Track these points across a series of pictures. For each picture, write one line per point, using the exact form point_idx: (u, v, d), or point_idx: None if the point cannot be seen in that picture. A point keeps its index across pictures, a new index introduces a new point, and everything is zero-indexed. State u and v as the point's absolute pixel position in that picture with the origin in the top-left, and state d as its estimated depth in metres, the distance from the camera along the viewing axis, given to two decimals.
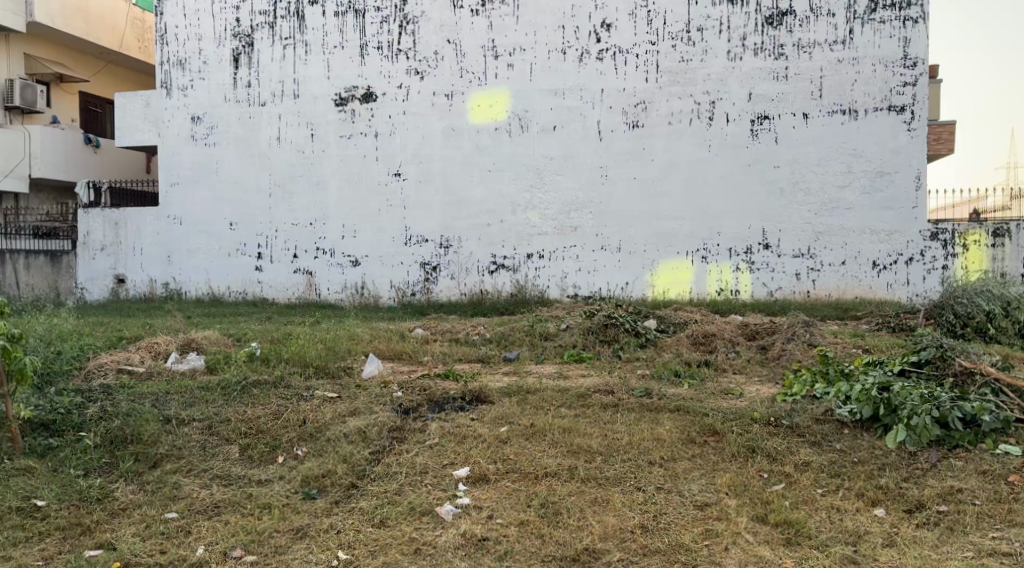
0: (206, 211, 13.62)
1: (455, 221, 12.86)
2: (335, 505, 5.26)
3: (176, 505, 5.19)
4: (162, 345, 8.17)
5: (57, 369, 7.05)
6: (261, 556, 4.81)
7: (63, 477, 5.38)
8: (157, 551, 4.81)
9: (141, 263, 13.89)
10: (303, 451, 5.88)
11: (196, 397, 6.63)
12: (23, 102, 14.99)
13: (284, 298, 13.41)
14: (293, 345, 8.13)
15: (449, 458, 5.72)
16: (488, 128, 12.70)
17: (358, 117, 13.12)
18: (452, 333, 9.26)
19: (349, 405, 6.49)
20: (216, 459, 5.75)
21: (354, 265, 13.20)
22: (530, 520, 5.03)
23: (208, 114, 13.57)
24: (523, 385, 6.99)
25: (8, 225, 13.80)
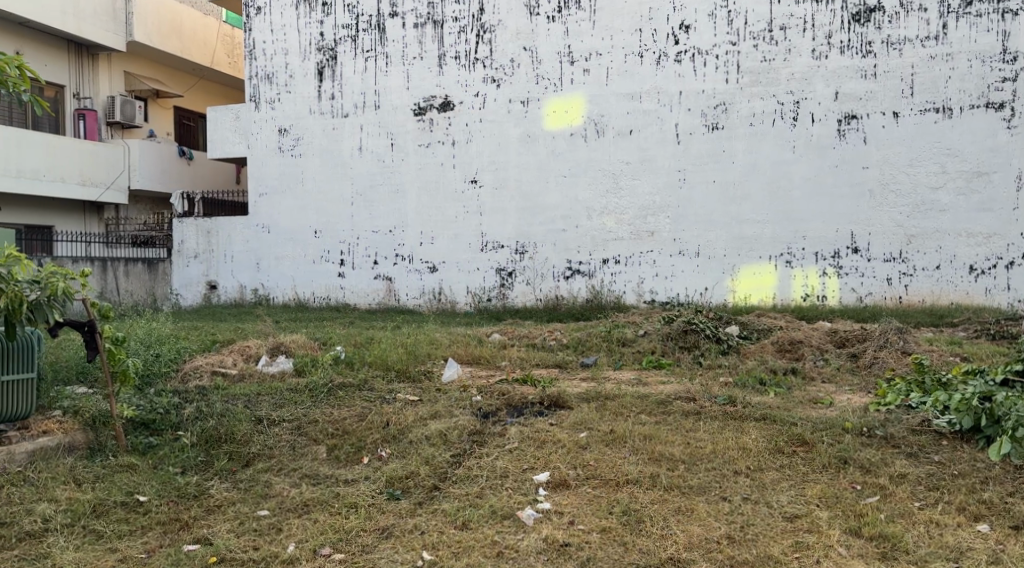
0: (291, 219, 14.00)
1: (532, 226, 12.88)
2: (418, 506, 5.32)
3: (267, 503, 5.34)
4: (253, 348, 8.47)
5: (156, 371, 7.35)
6: (349, 554, 4.84)
7: (163, 474, 5.57)
8: (251, 547, 4.88)
9: (230, 270, 14.39)
10: (387, 452, 5.98)
11: (286, 398, 6.84)
12: (123, 117, 15.66)
13: (365, 303, 13.67)
14: (376, 349, 8.31)
15: (529, 462, 5.74)
16: (564, 134, 12.70)
17: (436, 126, 13.31)
18: (529, 338, 9.29)
19: (430, 408, 6.59)
20: (305, 459, 5.91)
21: (432, 271, 13.37)
22: (612, 527, 4.97)
23: (293, 126, 13.98)
24: (601, 391, 6.96)
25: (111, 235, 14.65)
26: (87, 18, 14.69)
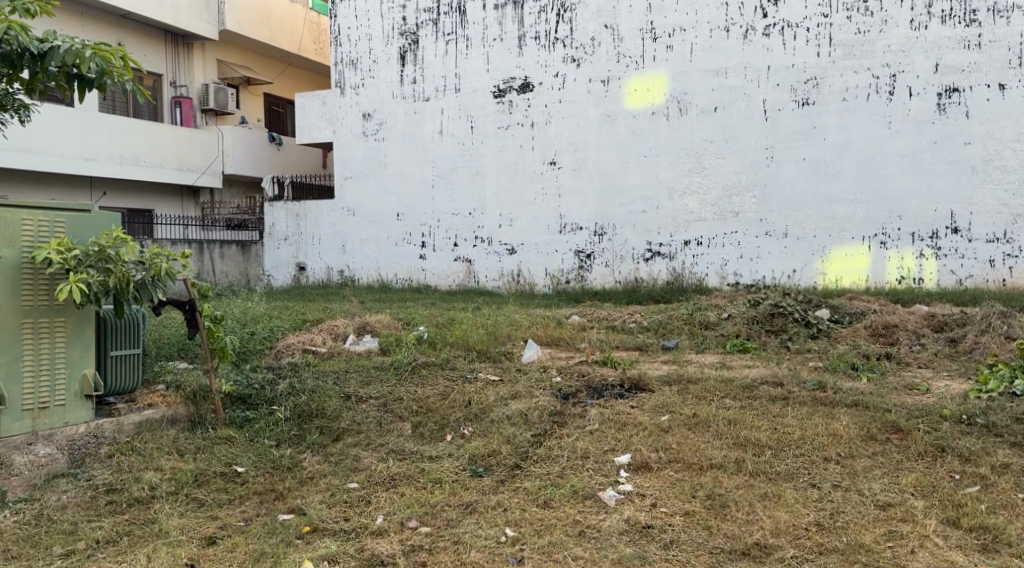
0: (374, 202, 14.31)
1: (610, 208, 12.81)
2: (501, 484, 5.39)
3: (356, 476, 5.49)
4: (342, 328, 8.70)
5: (251, 348, 7.64)
6: (434, 527, 4.92)
7: (260, 447, 5.80)
8: (342, 518, 5.01)
9: (318, 252, 14.80)
10: (469, 431, 6.07)
11: (372, 376, 7.03)
12: (217, 104, 16.18)
13: (445, 285, 13.85)
14: (458, 329, 8.43)
15: (610, 444, 5.75)
16: (646, 112, 12.55)
17: (515, 108, 13.33)
18: (609, 320, 9.27)
19: (511, 388, 6.66)
20: (391, 435, 6.06)
21: (511, 253, 13.45)
22: (696, 511, 4.93)
23: (377, 110, 14.25)
24: (683, 374, 6.91)
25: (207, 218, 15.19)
26: (183, 9, 15.21)
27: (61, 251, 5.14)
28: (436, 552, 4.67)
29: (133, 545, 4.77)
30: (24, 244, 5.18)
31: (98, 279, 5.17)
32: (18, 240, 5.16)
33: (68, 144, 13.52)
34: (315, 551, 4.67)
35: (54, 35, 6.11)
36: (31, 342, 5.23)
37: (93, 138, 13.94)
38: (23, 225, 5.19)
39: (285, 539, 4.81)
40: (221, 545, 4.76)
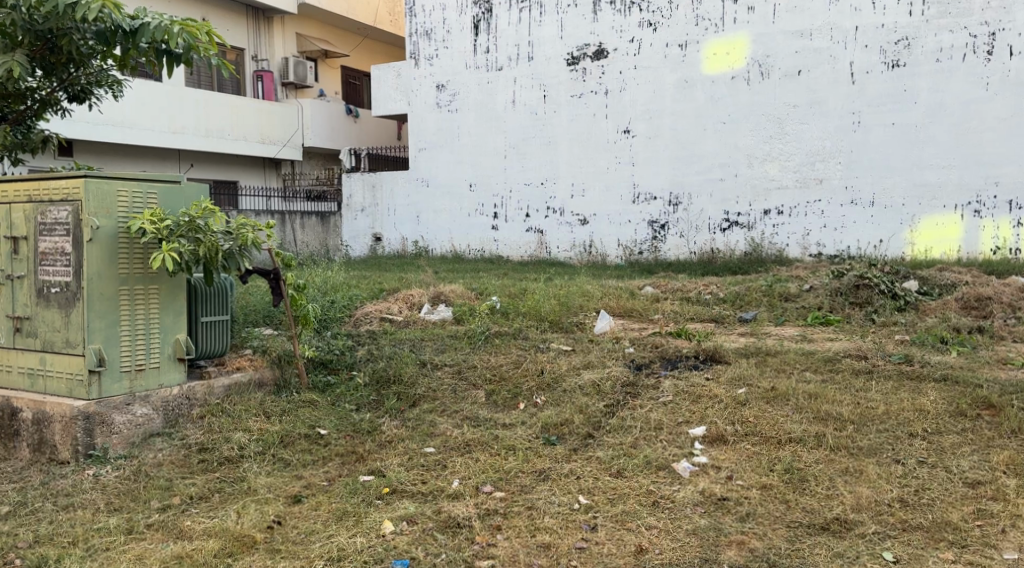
0: (448, 173, 14.49)
1: (686, 176, 12.62)
2: (574, 452, 5.43)
3: (433, 441, 5.61)
4: (416, 297, 8.83)
5: (332, 316, 7.84)
6: (510, 492, 4.99)
7: (341, 410, 5.99)
8: (419, 481, 5.12)
9: (394, 223, 15.10)
10: (542, 400, 6.13)
11: (447, 344, 7.15)
12: (296, 77, 16.49)
13: (518, 256, 13.99)
14: (531, 299, 8.46)
15: (685, 416, 5.73)
16: (725, 77, 12.28)
17: (589, 76, 13.23)
18: (683, 291, 9.17)
19: (584, 358, 6.69)
20: (466, 402, 6.17)
21: (583, 224, 13.45)
22: (774, 485, 4.88)
23: (450, 81, 14.40)
24: (761, 347, 6.81)
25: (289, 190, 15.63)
26: None
27: (154, 221, 5.33)
28: (511, 517, 4.73)
29: (224, 501, 4.96)
30: (119, 215, 5.38)
31: (189, 249, 5.35)
32: (114, 210, 5.36)
33: (157, 117, 13.93)
34: (395, 512, 4.77)
35: (145, 12, 6.31)
36: (128, 308, 5.45)
37: (181, 111, 14.33)
38: (119, 196, 5.38)
39: (366, 499, 4.93)
40: (305, 504, 4.92)
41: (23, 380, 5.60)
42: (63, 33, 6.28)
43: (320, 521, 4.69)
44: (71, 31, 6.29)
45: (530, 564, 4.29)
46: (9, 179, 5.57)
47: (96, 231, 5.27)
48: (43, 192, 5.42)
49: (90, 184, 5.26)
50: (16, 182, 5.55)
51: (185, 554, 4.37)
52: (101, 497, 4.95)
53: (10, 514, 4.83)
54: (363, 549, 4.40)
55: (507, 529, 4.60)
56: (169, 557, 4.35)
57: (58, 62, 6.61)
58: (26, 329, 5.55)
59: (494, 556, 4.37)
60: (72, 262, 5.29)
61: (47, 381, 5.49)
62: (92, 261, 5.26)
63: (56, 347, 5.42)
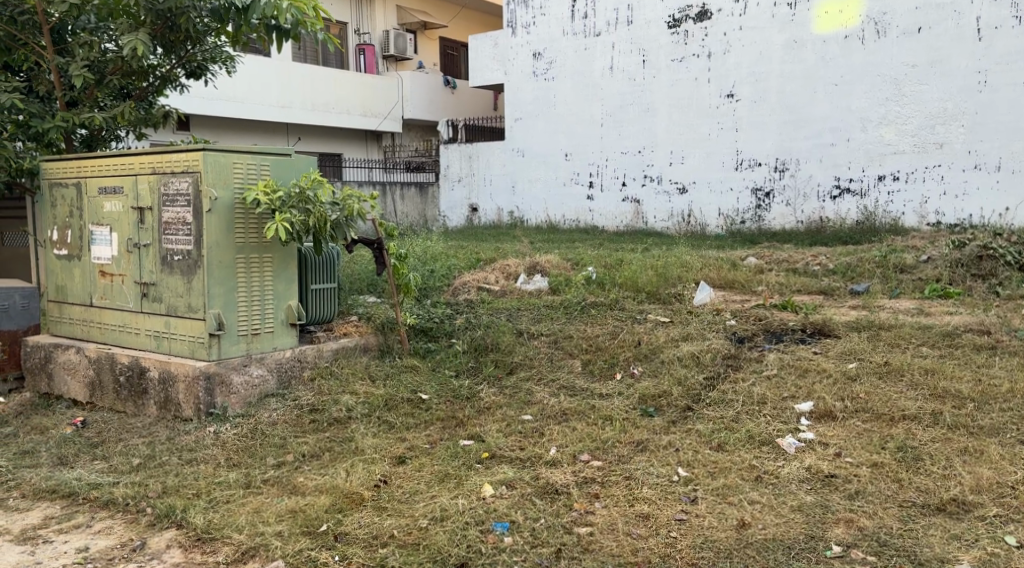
0: (545, 143, 14.73)
1: (794, 142, 12.16)
2: (672, 424, 5.40)
3: (530, 409, 5.67)
4: (513, 267, 8.86)
5: (431, 285, 7.98)
6: (606, 462, 5.00)
7: (441, 376, 6.13)
8: (518, 447, 5.18)
9: (490, 194, 15.62)
10: (639, 370, 6.11)
11: (543, 314, 7.18)
12: (396, 50, 16.79)
13: (613, 226, 14.00)
14: (627, 270, 8.35)
15: (790, 391, 5.60)
16: (837, 36, 11.67)
17: (691, 38, 12.96)
18: (789, 262, 8.91)
19: (683, 330, 6.59)
20: (562, 370, 6.22)
21: (682, 192, 13.26)
22: (885, 463, 4.73)
23: (547, 49, 14.56)
24: (873, 320, 6.57)
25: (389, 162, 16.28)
26: None
27: (267, 192, 5.52)
28: (608, 485, 4.73)
29: (334, 460, 5.14)
30: (235, 186, 5.59)
31: (300, 219, 5.51)
32: (231, 181, 5.56)
33: (267, 93, 14.38)
34: (494, 476, 4.84)
35: None
36: (244, 276, 5.69)
37: (288, 86, 14.76)
38: (234, 168, 5.59)
39: (467, 463, 5.03)
40: (409, 465, 5.04)
41: (150, 341, 5.90)
42: (181, 11, 6.58)
43: (423, 482, 4.81)
44: (189, 10, 6.58)
45: (629, 534, 4.27)
46: (133, 151, 5.84)
47: (214, 202, 5.48)
48: (165, 164, 5.67)
49: (208, 157, 5.46)
50: (141, 154, 5.81)
51: (298, 509, 4.55)
52: (221, 452, 5.19)
53: (140, 467, 5.12)
54: (465, 510, 4.47)
55: (605, 498, 4.60)
56: (284, 511, 4.54)
57: (176, 40, 6.90)
58: (152, 294, 5.85)
59: (592, 523, 4.37)
60: (192, 230, 5.53)
61: (171, 342, 5.77)
62: (210, 230, 5.49)
63: (179, 311, 5.69)
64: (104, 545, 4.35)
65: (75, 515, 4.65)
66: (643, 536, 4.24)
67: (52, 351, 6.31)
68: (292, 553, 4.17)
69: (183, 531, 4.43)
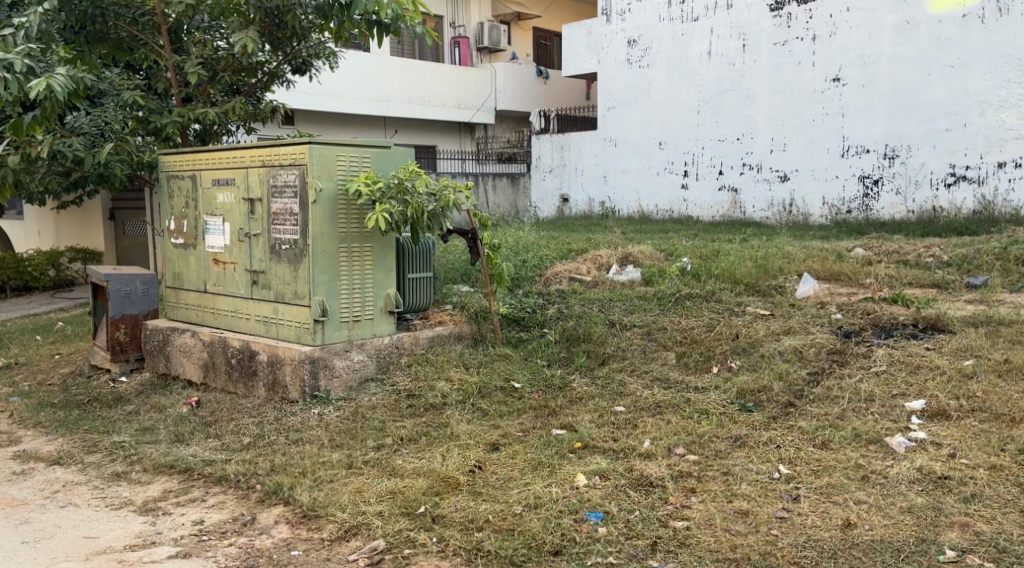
0: (639, 131, 14.58)
1: (906, 127, 11.59)
2: (773, 420, 5.27)
3: (623, 400, 5.63)
4: (604, 258, 8.78)
5: (523, 276, 8.01)
6: (702, 456, 4.92)
7: (533, 365, 6.16)
8: (610, 439, 5.15)
9: (581, 184, 15.61)
10: (737, 364, 6.00)
11: (636, 305, 7.10)
12: (490, 42, 16.93)
13: (709, 216, 13.75)
14: (724, 261, 8.15)
15: (900, 388, 5.39)
16: (954, 16, 11.02)
17: (794, 21, 12.59)
18: (900, 254, 8.54)
19: (784, 324, 6.41)
20: (656, 363, 6.15)
21: (783, 181, 12.90)
22: (1005, 465, 4.51)
23: (642, 36, 14.45)
24: (993, 315, 6.24)
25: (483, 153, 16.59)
26: None
27: (368, 183, 5.63)
28: (705, 480, 4.65)
29: (430, 444, 5.21)
30: (338, 178, 5.74)
31: (399, 210, 5.60)
32: (334, 173, 5.71)
33: (365, 87, 14.79)
34: (587, 466, 4.82)
35: None
36: (346, 265, 5.85)
37: (385, 80, 15.13)
38: (338, 160, 5.73)
39: (559, 452, 5.02)
40: (503, 451, 5.07)
41: (259, 327, 6.11)
42: (287, 8, 6.75)
43: (516, 469, 4.83)
44: (294, 7, 6.76)
45: (727, 530, 4.19)
46: (244, 145, 6.05)
47: (319, 193, 5.64)
48: (274, 157, 5.85)
49: (314, 150, 5.61)
50: (251, 148, 6.02)
51: (397, 490, 4.64)
52: (325, 433, 5.34)
53: (250, 445, 5.31)
54: (558, 499, 4.47)
55: (701, 492, 4.53)
56: (383, 492, 4.63)
57: (282, 36, 7.13)
58: (261, 282, 6.05)
59: (688, 517, 4.30)
60: (299, 221, 5.70)
61: (279, 328, 5.97)
62: (315, 221, 5.65)
63: (287, 298, 5.87)
64: (217, 519, 4.53)
65: (190, 489, 4.87)
66: (742, 533, 4.15)
67: (169, 334, 6.59)
68: (391, 533, 4.26)
69: (291, 507, 4.59)
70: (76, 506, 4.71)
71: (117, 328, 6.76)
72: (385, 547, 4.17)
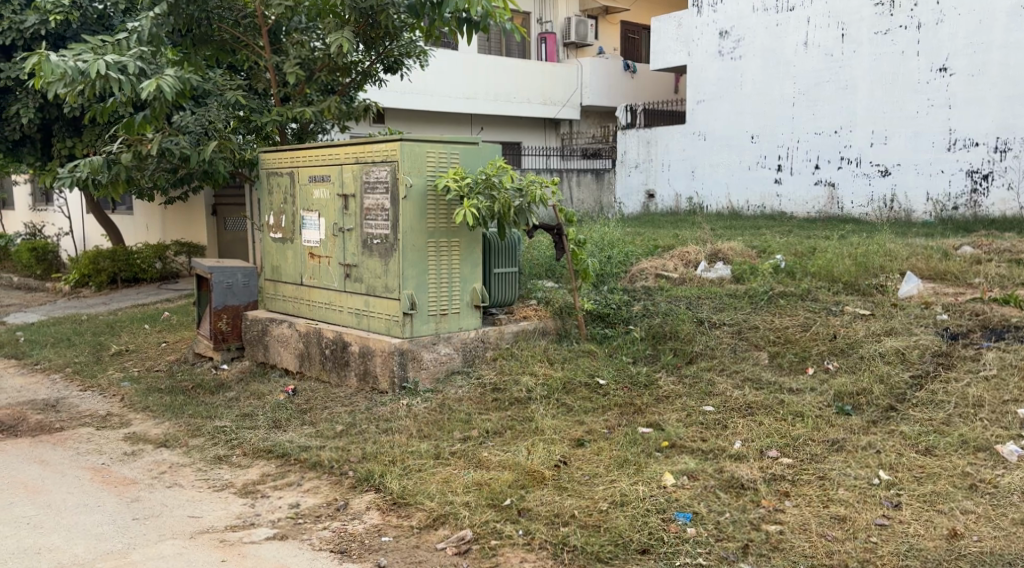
0: (730, 124, 14.30)
1: (1019, 119, 11.00)
2: (872, 424, 5.10)
3: (712, 400, 5.52)
4: (693, 254, 8.61)
5: (609, 272, 7.95)
6: (797, 459, 4.78)
7: (619, 362, 6.11)
8: (699, 438, 5.06)
9: (668, 179, 15.40)
10: (835, 366, 5.80)
11: (726, 302, 6.96)
12: (577, 36, 16.88)
13: (804, 212, 13.39)
14: (820, 259, 7.90)
15: (1011, 394, 5.13)
16: None
17: (897, 9, 12.12)
18: (1011, 253, 8.11)
19: (885, 324, 6.18)
20: (747, 362, 6.00)
21: (884, 175, 12.43)
22: None
23: (735, 27, 14.17)
24: None
25: (566, 149, 16.91)
26: None
27: (456, 179, 5.68)
28: (800, 484, 4.52)
29: (515, 438, 5.22)
30: (429, 173, 5.80)
31: (486, 206, 5.63)
32: (425, 169, 5.78)
33: (454, 86, 15.00)
34: (675, 466, 4.75)
35: None
36: (434, 261, 5.92)
37: (474, 78, 15.30)
38: (428, 157, 5.80)
39: (646, 450, 4.96)
40: (588, 448, 5.04)
41: (351, 319, 6.23)
42: (381, 8, 6.92)
43: (602, 466, 4.79)
44: (388, 7, 6.91)
45: (823, 535, 4.06)
46: (339, 142, 6.18)
47: (410, 189, 5.72)
48: (367, 154, 5.95)
49: (405, 146, 5.69)
50: (345, 145, 6.14)
51: (483, 482, 4.66)
52: (414, 424, 5.40)
53: (343, 433, 5.42)
54: (645, 497, 4.41)
55: (795, 496, 4.40)
56: (470, 483, 4.66)
57: (375, 36, 7.29)
58: (354, 275, 6.17)
59: (782, 521, 4.19)
60: (390, 217, 5.80)
61: (370, 320, 6.08)
62: (406, 216, 5.74)
63: (377, 291, 5.98)
64: (312, 503, 4.64)
65: (287, 474, 5.00)
66: (838, 539, 4.02)
67: (268, 324, 6.78)
68: (478, 524, 4.28)
69: (381, 495, 4.66)
70: (181, 487, 4.89)
71: (219, 318, 6.99)
72: (472, 537, 4.19)
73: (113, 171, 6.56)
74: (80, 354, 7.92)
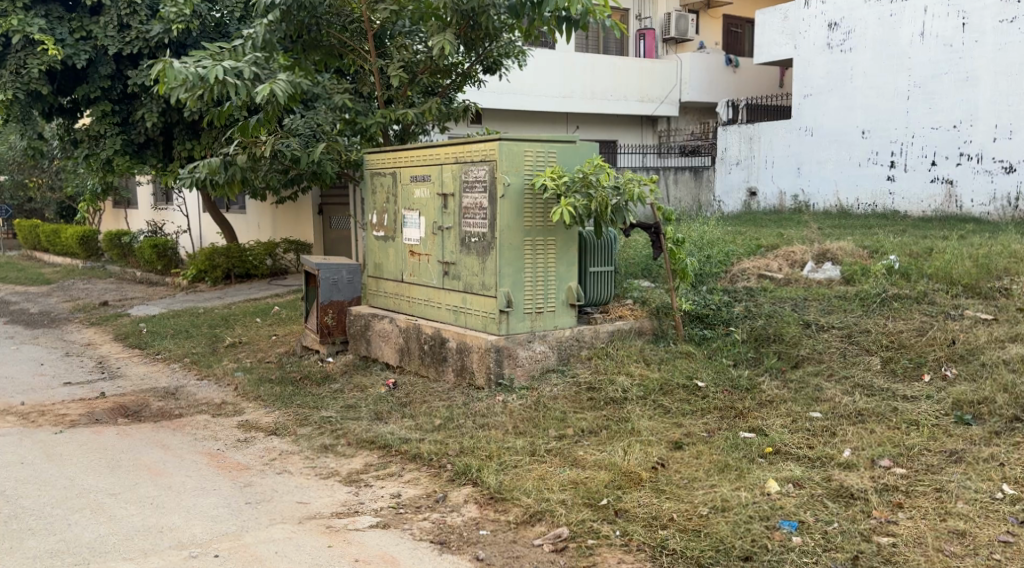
0: (840, 120, 13.83)
1: None
2: (995, 435, 4.82)
3: (820, 406, 5.33)
4: (799, 254, 8.35)
5: (709, 272, 7.80)
6: (911, 470, 4.57)
7: (719, 364, 5.97)
8: (805, 445, 4.90)
9: (772, 176, 15.01)
10: (953, 373, 5.53)
11: (834, 304, 6.73)
12: (677, 32, 16.66)
13: (918, 210, 12.82)
14: (939, 259, 7.52)
15: None
16: None
17: None
18: None
19: (1010, 329, 5.85)
20: (858, 367, 5.78)
21: (1008, 172, 11.77)
22: None
23: (845, 18, 13.70)
24: None
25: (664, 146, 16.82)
26: None
27: (554, 177, 5.67)
28: (914, 496, 4.32)
29: (612, 438, 5.16)
30: (526, 172, 5.82)
31: (583, 204, 5.59)
32: (522, 168, 5.79)
33: (551, 85, 15.06)
34: (779, 473, 4.61)
35: None
36: (530, 258, 5.93)
37: (571, 76, 15.32)
38: (526, 156, 5.81)
39: (749, 455, 4.84)
40: (687, 451, 4.95)
41: (450, 315, 6.30)
42: (483, 10, 6.96)
43: (702, 469, 4.69)
44: (488, 8, 6.94)
45: (940, 550, 3.87)
46: (439, 142, 6.25)
47: (507, 187, 5.75)
48: (466, 153, 6.01)
49: (503, 145, 5.72)
50: (445, 145, 6.21)
51: (580, 480, 4.64)
52: (510, 420, 5.42)
53: (441, 427, 5.48)
54: (748, 504, 4.29)
55: (910, 508, 4.21)
56: (566, 481, 4.64)
57: (476, 37, 7.34)
58: (452, 273, 6.23)
59: (894, 534, 4.01)
60: (488, 215, 5.85)
61: (468, 317, 6.13)
62: (503, 215, 5.77)
63: (475, 289, 6.03)
64: (413, 494, 4.72)
65: (388, 465, 5.09)
66: (958, 554, 3.83)
67: (370, 319, 6.92)
68: (575, 522, 4.25)
69: (479, 489, 4.69)
70: (290, 474, 5.05)
71: (325, 313, 7.18)
72: (569, 535, 4.17)
73: (230, 172, 6.82)
74: (197, 345, 8.28)
